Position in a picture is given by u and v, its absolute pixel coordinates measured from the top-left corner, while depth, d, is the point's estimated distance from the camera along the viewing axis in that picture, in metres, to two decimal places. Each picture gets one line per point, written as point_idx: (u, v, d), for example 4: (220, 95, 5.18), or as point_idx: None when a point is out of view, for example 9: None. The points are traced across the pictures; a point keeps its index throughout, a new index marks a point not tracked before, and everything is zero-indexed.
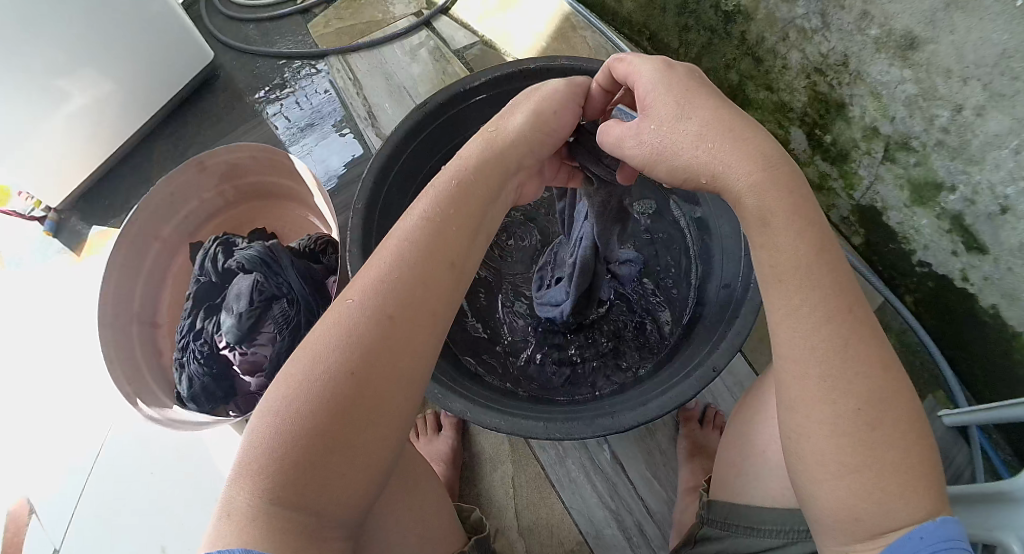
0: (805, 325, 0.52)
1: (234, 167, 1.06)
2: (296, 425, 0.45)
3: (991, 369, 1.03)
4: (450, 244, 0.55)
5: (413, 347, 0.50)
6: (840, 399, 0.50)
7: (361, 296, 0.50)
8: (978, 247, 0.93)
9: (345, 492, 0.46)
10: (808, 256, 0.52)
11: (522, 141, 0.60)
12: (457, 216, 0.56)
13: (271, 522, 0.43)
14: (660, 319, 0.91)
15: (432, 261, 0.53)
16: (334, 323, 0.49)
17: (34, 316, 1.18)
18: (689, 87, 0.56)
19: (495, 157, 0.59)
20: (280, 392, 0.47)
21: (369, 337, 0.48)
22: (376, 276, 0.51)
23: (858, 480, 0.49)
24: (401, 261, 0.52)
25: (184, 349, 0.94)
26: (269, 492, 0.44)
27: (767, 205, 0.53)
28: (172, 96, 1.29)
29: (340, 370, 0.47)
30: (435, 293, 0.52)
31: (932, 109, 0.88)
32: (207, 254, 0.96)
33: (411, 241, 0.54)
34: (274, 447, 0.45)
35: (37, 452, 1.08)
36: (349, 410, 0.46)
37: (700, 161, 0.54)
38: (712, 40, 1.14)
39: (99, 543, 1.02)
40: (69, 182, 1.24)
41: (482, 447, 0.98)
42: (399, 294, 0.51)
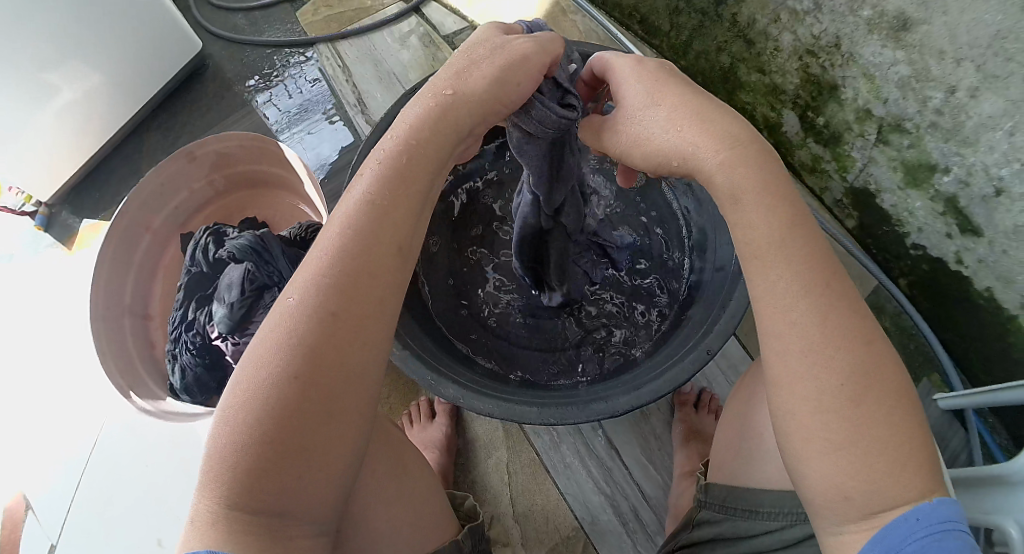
0: (781, 302, 0.50)
1: (223, 157, 1.05)
2: (246, 433, 0.43)
3: (986, 352, 1.02)
4: (395, 225, 0.50)
5: (363, 340, 0.47)
6: (822, 375, 0.48)
7: (302, 292, 0.47)
8: (972, 229, 0.93)
9: (306, 494, 0.44)
10: (795, 233, 0.50)
11: (473, 102, 0.54)
12: (401, 192, 0.51)
13: (234, 529, 0.43)
14: (653, 303, 0.91)
15: (376, 246, 0.49)
16: (278, 322, 0.46)
17: (26, 311, 1.17)
18: (660, 76, 0.55)
19: (444, 119, 0.53)
20: (231, 398, 0.45)
21: (312, 336, 0.45)
22: (316, 269, 0.48)
23: (846, 457, 0.47)
24: (343, 249, 0.48)
25: (177, 341, 0.93)
26: (229, 500, 0.43)
27: (739, 184, 0.51)
28: (161, 87, 1.28)
29: (286, 373, 0.45)
30: (381, 281, 0.49)
31: (925, 91, 0.88)
32: (198, 244, 0.96)
33: (351, 224, 0.49)
34: (227, 456, 0.44)
35: (32, 447, 1.08)
36: (299, 413, 0.44)
37: (678, 146, 0.53)
38: (702, 23, 1.14)
39: (94, 537, 1.02)
40: (60, 176, 1.23)
41: (476, 433, 0.98)
42: (342, 285, 0.47)
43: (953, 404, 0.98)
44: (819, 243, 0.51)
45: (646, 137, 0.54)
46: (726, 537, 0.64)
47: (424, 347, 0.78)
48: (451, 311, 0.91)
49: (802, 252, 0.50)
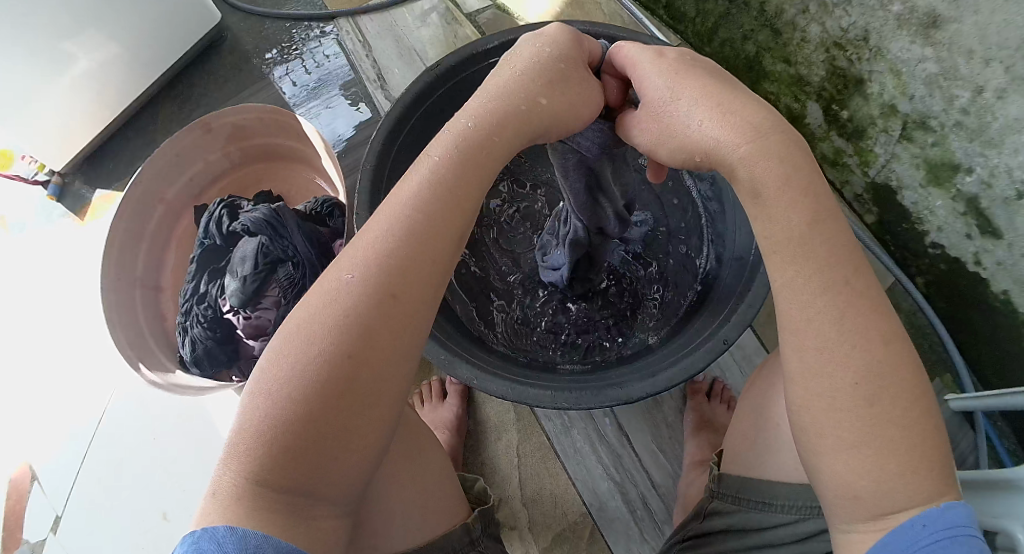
0: (800, 297, 0.49)
1: (239, 129, 1.04)
2: (287, 406, 0.43)
3: (1000, 355, 1.01)
4: (457, 210, 0.50)
5: (413, 322, 0.47)
6: (838, 371, 0.48)
7: (361, 269, 0.47)
8: (992, 231, 0.91)
9: (339, 473, 0.45)
10: (825, 220, 0.49)
11: (551, 105, 0.53)
12: (470, 181, 0.51)
13: (260, 504, 0.42)
14: (667, 292, 0.90)
15: (437, 230, 0.49)
16: (330, 297, 0.46)
17: (38, 279, 1.17)
18: (678, 68, 0.53)
19: (519, 116, 0.52)
20: (274, 370, 0.45)
21: (365, 314, 0.46)
22: (376, 248, 0.47)
23: (856, 457, 0.46)
24: (406, 230, 0.48)
25: (188, 313, 0.93)
26: (259, 474, 0.42)
27: (758, 175, 0.50)
28: (177, 59, 1.27)
29: (336, 349, 0.45)
30: (436, 264, 0.49)
31: (952, 89, 0.86)
32: (212, 217, 0.95)
33: (416, 207, 0.49)
34: (263, 428, 0.43)
35: (40, 416, 1.08)
36: (343, 391, 0.44)
37: (704, 137, 0.51)
38: (729, 10, 1.12)
39: (99, 508, 1.02)
40: (73, 146, 1.22)
41: (487, 415, 0.97)
42: (399, 266, 0.47)
43: (964, 407, 0.96)
44: (833, 231, 0.50)
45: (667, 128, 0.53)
46: (738, 529, 0.63)
47: (442, 330, 0.77)
48: (465, 295, 0.90)
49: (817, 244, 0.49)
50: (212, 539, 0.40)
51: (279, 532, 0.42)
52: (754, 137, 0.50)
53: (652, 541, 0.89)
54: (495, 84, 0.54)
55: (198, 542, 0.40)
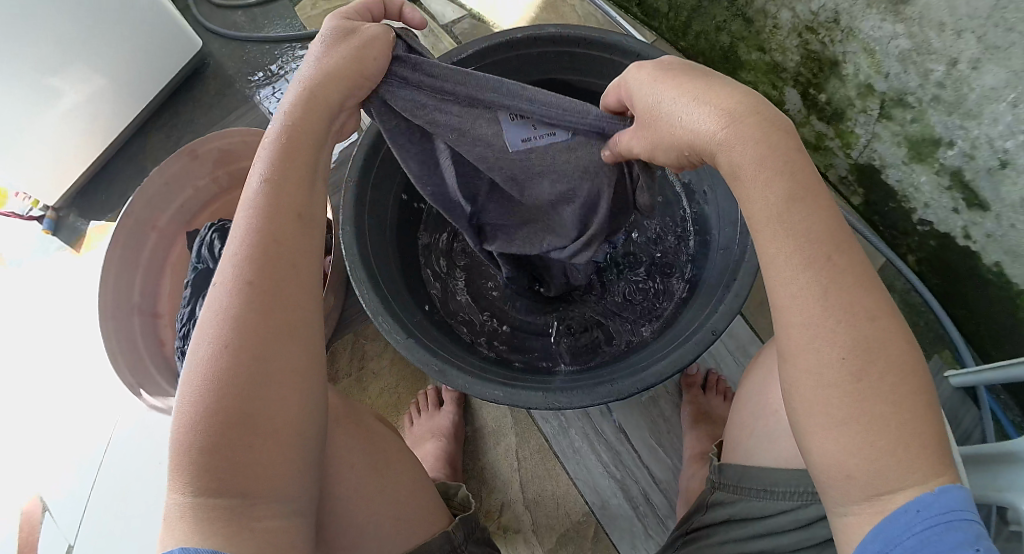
0: (786, 270, 0.49)
1: (226, 154, 1.05)
2: (196, 414, 0.46)
3: (997, 328, 1.02)
4: (293, 195, 0.53)
5: (291, 304, 0.50)
6: (825, 347, 0.47)
7: (223, 274, 0.50)
8: (979, 204, 0.92)
9: (264, 467, 0.46)
10: (809, 205, 0.49)
11: (333, 80, 0.56)
12: (294, 170, 0.54)
13: (197, 514, 0.44)
14: (656, 289, 0.91)
15: (278, 217, 0.52)
16: (209, 307, 0.50)
17: (37, 313, 1.18)
18: (672, 73, 0.56)
19: (310, 101, 0.55)
20: (180, 388, 0.48)
21: (239, 310, 0.49)
22: (233, 253, 0.51)
23: (847, 434, 0.46)
24: (256, 226, 0.51)
25: (185, 337, 0.94)
26: (190, 485, 0.45)
27: (766, 151, 0.50)
28: (162, 88, 1.29)
29: (223, 348, 0.48)
30: (290, 247, 0.52)
31: (926, 64, 0.86)
32: (203, 241, 0.97)
33: (257, 206, 0.52)
34: (184, 442, 0.46)
35: (49, 448, 1.09)
36: (239, 383, 0.47)
37: (701, 119, 0.52)
38: (699, 2, 1.13)
39: (110, 536, 1.03)
40: (66, 180, 1.24)
41: (484, 420, 0.99)
42: (261, 258, 0.50)
43: (965, 382, 0.96)
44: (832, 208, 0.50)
45: (662, 116, 0.54)
46: (742, 516, 0.64)
47: (431, 339, 0.78)
48: (449, 300, 0.92)
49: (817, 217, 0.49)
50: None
51: (222, 540, 0.44)
52: (757, 116, 0.51)
53: (657, 536, 0.89)
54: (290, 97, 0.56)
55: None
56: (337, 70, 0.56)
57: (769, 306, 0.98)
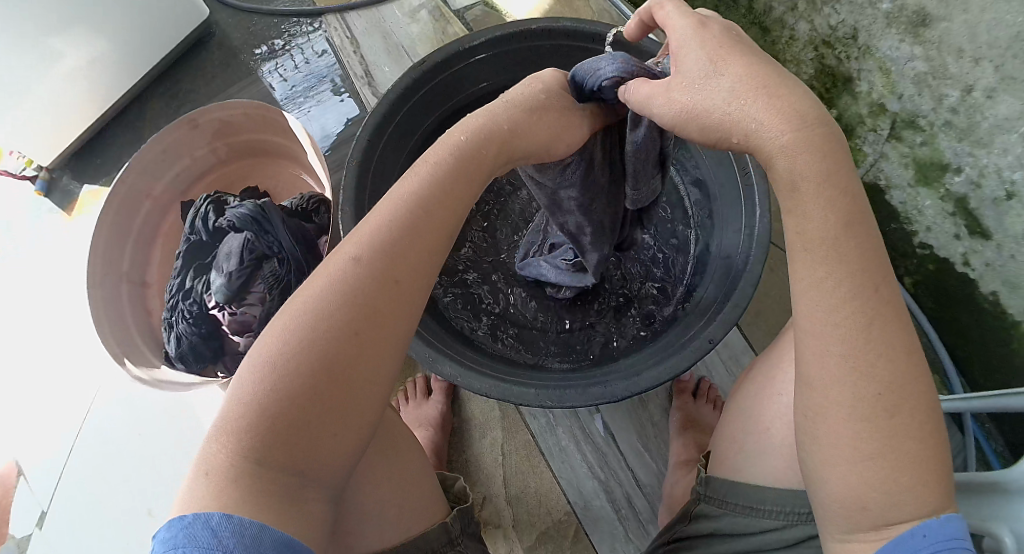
0: (827, 300, 0.48)
1: (226, 125, 1.04)
2: (284, 380, 0.44)
3: (990, 359, 1.01)
4: (449, 201, 0.52)
5: (410, 304, 0.49)
6: (863, 379, 0.47)
7: (359, 246, 0.48)
8: (981, 232, 0.91)
9: (331, 453, 0.45)
10: (837, 230, 0.48)
11: (534, 138, 0.59)
12: (460, 181, 0.53)
13: (249, 482, 0.42)
14: (667, 291, 0.89)
15: (428, 215, 0.51)
16: (329, 273, 0.48)
17: (25, 275, 1.17)
18: (724, 48, 0.50)
19: (511, 135, 0.57)
20: (267, 347, 0.45)
21: (365, 291, 0.47)
22: (372, 230, 0.49)
23: (870, 468, 0.46)
24: (406, 216, 0.50)
25: (173, 309, 0.93)
26: (252, 449, 0.42)
27: (796, 170, 0.48)
28: (166, 55, 1.27)
29: (337, 326, 0.45)
30: (429, 251, 0.50)
31: (941, 89, 0.86)
32: (197, 213, 0.94)
33: (405, 196, 0.51)
34: (258, 403, 0.43)
35: (29, 412, 1.07)
36: (342, 365, 0.45)
37: (732, 119, 0.48)
38: (719, 6, 1.12)
39: (85, 504, 1.02)
40: (61, 141, 1.21)
41: (472, 413, 0.97)
42: (398, 251, 0.49)
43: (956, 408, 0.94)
44: (865, 234, 0.48)
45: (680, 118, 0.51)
46: (724, 532, 0.63)
47: (426, 325, 0.77)
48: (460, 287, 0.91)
49: (848, 246, 0.48)
50: (206, 526, 0.40)
51: (272, 518, 0.41)
52: (797, 126, 0.47)
53: (636, 540, 0.89)
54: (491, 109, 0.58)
55: (189, 527, 0.40)
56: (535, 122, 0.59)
57: (765, 317, 0.98)
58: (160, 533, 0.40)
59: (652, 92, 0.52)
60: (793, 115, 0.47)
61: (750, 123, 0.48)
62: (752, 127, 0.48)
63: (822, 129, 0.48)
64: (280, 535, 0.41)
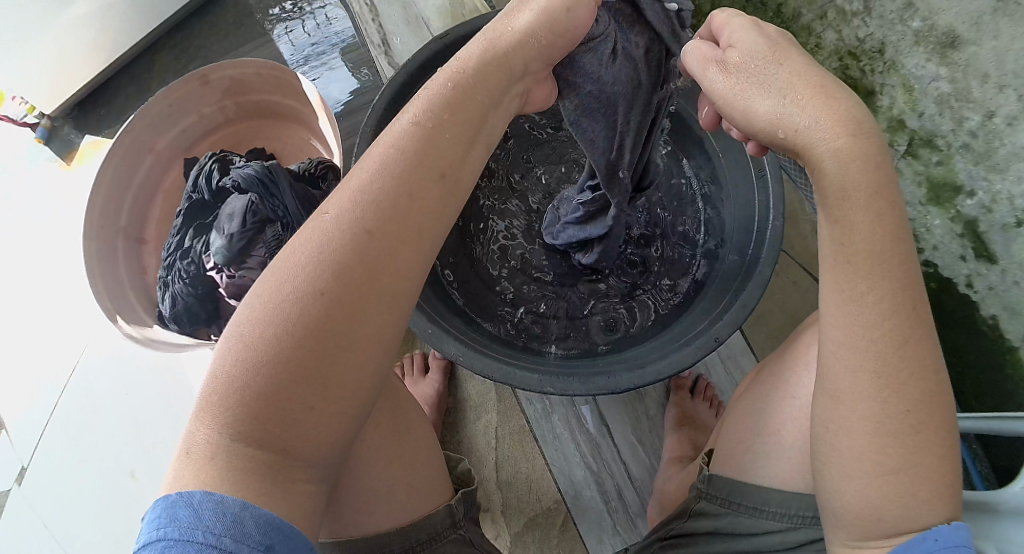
0: (862, 317, 0.46)
1: (237, 84, 1.02)
2: (260, 355, 0.41)
3: (983, 382, 1.00)
4: (442, 150, 0.47)
5: (398, 268, 0.44)
6: (892, 398, 0.46)
7: (338, 208, 0.44)
8: (987, 256, 0.91)
9: (316, 430, 0.42)
10: (885, 244, 0.45)
11: (530, 43, 0.52)
12: (451, 121, 0.48)
13: (231, 459, 0.40)
14: (675, 285, 0.88)
15: (417, 171, 0.46)
16: (307, 239, 0.44)
17: (21, 221, 1.15)
18: (783, 44, 0.49)
19: (502, 55, 0.51)
20: (244, 318, 0.43)
21: (343, 258, 0.43)
22: (354, 189, 0.45)
23: (893, 481, 0.46)
24: (389, 171, 0.45)
25: (170, 268, 0.91)
26: (230, 427, 0.41)
27: (849, 176, 0.45)
28: (178, 9, 1.24)
29: (312, 292, 0.42)
30: (421, 208, 0.46)
31: (962, 111, 0.86)
32: (202, 171, 0.93)
33: (393, 144, 0.46)
34: (234, 379, 0.41)
35: (13, 362, 1.06)
36: (321, 339, 0.42)
37: (780, 116, 0.46)
38: (745, 7, 1.07)
39: (65, 459, 1.00)
40: (65, 89, 1.19)
41: (468, 394, 0.96)
42: (383, 204, 0.44)
43: None
44: (909, 252, 0.46)
45: (731, 98, 0.49)
46: (724, 531, 0.63)
47: (426, 301, 0.76)
48: (462, 268, 0.89)
49: (891, 260, 0.46)
50: (186, 505, 0.40)
51: (254, 495, 0.40)
52: (852, 131, 0.45)
53: (624, 533, 0.88)
54: (485, 33, 0.52)
55: (173, 507, 0.40)
56: (530, 29, 0.52)
57: (766, 320, 0.97)
58: (147, 514, 0.40)
59: (706, 68, 0.51)
60: (847, 119, 0.45)
61: (795, 124, 0.46)
62: (801, 128, 0.46)
63: (877, 139, 0.45)
64: (263, 512, 0.41)
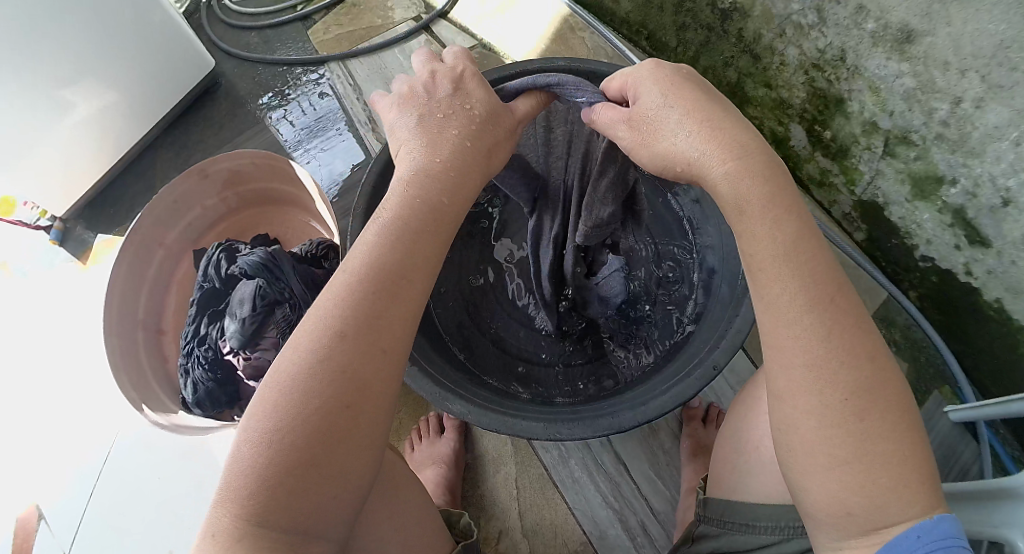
0: (785, 317, 0.50)
1: (235, 175, 1.07)
2: (271, 449, 0.45)
3: (997, 365, 0.98)
4: (403, 261, 0.53)
5: (384, 367, 0.50)
6: (826, 389, 0.48)
7: (324, 319, 0.50)
8: (981, 241, 0.89)
9: (329, 507, 0.46)
10: (785, 244, 0.51)
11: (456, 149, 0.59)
12: (409, 236, 0.55)
13: (253, 541, 0.44)
14: (676, 323, 0.90)
15: (388, 281, 0.52)
16: (298, 350, 0.49)
17: (45, 321, 1.19)
18: (677, 82, 0.56)
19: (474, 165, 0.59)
20: (253, 418, 0.47)
21: (335, 362, 0.48)
22: (333, 301, 0.51)
23: (849, 472, 0.47)
24: (361, 285, 0.51)
25: (189, 356, 0.95)
26: (252, 512, 0.44)
27: (743, 193, 0.52)
28: (175, 103, 1.32)
29: (310, 393, 0.47)
30: (393, 312, 0.51)
31: (931, 103, 0.85)
32: (211, 261, 0.98)
33: (364, 261, 0.53)
34: (250, 473, 0.45)
35: (45, 458, 1.09)
36: (324, 430, 0.46)
37: (678, 148, 0.53)
38: (708, 38, 1.13)
39: (103, 542, 1.03)
40: (73, 192, 1.25)
41: (485, 447, 0.99)
42: (364, 313, 0.50)
43: (965, 417, 0.94)
44: (813, 251, 0.51)
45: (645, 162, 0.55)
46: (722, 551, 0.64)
47: (433, 365, 0.79)
48: (465, 326, 0.93)
49: (803, 262, 0.50)
50: None
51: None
52: (737, 155, 0.52)
53: None
54: (421, 148, 0.59)
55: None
56: (455, 136, 0.59)
57: None
58: None
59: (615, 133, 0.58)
60: (730, 145, 0.52)
61: None
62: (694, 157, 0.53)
63: (764, 158, 0.52)
64: None
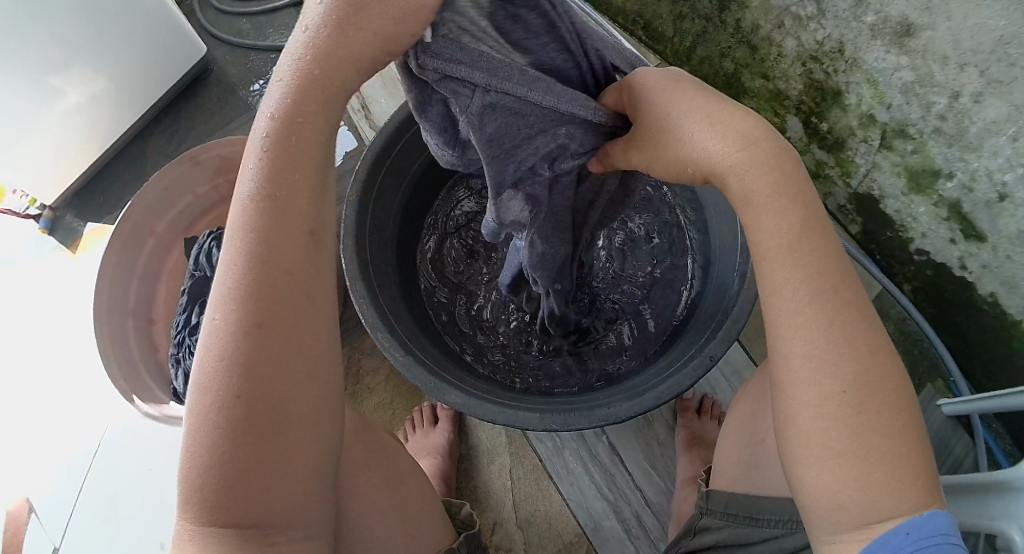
0: (788, 308, 0.49)
1: (227, 162, 1.05)
2: (205, 454, 0.43)
3: (990, 358, 0.99)
4: (295, 218, 0.44)
5: (304, 346, 0.44)
6: (840, 388, 0.47)
7: (223, 310, 0.43)
8: (976, 235, 0.89)
9: (280, 497, 0.45)
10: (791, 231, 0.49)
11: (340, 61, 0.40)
12: (292, 185, 0.43)
13: (216, 542, 0.44)
14: (669, 312, 0.90)
15: (284, 248, 0.43)
16: (206, 346, 0.44)
17: (33, 311, 1.18)
18: (694, 90, 0.51)
19: (322, 79, 0.41)
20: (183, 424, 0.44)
21: (245, 355, 0.43)
22: (228, 285, 0.43)
23: (836, 469, 0.46)
24: (254, 259, 0.43)
25: (180, 346, 0.94)
26: (202, 515, 0.44)
27: (750, 186, 0.49)
28: (167, 91, 1.30)
29: (229, 391, 0.43)
30: (301, 283, 0.44)
31: (928, 96, 0.85)
32: (201, 249, 0.96)
33: (251, 229, 0.43)
34: (192, 479, 0.43)
35: (34, 449, 1.08)
36: (251, 428, 0.43)
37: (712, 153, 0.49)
38: (706, 28, 1.12)
39: (94, 536, 1.02)
40: (64, 181, 1.24)
41: (479, 441, 0.99)
42: (266, 293, 0.43)
43: (958, 411, 0.94)
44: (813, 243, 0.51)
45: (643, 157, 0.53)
46: (725, 543, 0.65)
47: (428, 356, 0.78)
48: (454, 319, 0.93)
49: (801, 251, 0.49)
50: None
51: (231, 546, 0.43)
52: (745, 146, 0.48)
53: None
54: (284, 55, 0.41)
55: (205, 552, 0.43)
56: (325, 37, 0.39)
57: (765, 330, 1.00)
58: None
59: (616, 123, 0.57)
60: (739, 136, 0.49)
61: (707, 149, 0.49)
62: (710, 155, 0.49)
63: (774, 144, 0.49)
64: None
